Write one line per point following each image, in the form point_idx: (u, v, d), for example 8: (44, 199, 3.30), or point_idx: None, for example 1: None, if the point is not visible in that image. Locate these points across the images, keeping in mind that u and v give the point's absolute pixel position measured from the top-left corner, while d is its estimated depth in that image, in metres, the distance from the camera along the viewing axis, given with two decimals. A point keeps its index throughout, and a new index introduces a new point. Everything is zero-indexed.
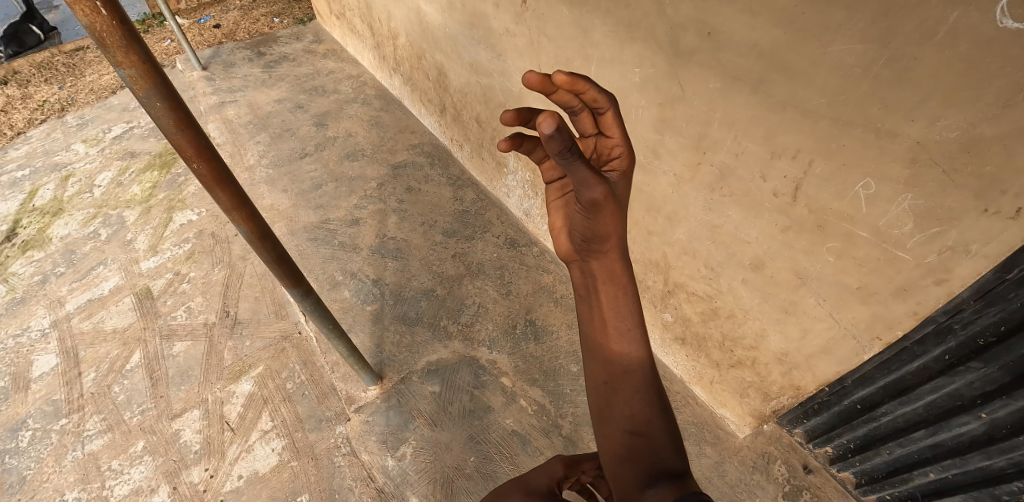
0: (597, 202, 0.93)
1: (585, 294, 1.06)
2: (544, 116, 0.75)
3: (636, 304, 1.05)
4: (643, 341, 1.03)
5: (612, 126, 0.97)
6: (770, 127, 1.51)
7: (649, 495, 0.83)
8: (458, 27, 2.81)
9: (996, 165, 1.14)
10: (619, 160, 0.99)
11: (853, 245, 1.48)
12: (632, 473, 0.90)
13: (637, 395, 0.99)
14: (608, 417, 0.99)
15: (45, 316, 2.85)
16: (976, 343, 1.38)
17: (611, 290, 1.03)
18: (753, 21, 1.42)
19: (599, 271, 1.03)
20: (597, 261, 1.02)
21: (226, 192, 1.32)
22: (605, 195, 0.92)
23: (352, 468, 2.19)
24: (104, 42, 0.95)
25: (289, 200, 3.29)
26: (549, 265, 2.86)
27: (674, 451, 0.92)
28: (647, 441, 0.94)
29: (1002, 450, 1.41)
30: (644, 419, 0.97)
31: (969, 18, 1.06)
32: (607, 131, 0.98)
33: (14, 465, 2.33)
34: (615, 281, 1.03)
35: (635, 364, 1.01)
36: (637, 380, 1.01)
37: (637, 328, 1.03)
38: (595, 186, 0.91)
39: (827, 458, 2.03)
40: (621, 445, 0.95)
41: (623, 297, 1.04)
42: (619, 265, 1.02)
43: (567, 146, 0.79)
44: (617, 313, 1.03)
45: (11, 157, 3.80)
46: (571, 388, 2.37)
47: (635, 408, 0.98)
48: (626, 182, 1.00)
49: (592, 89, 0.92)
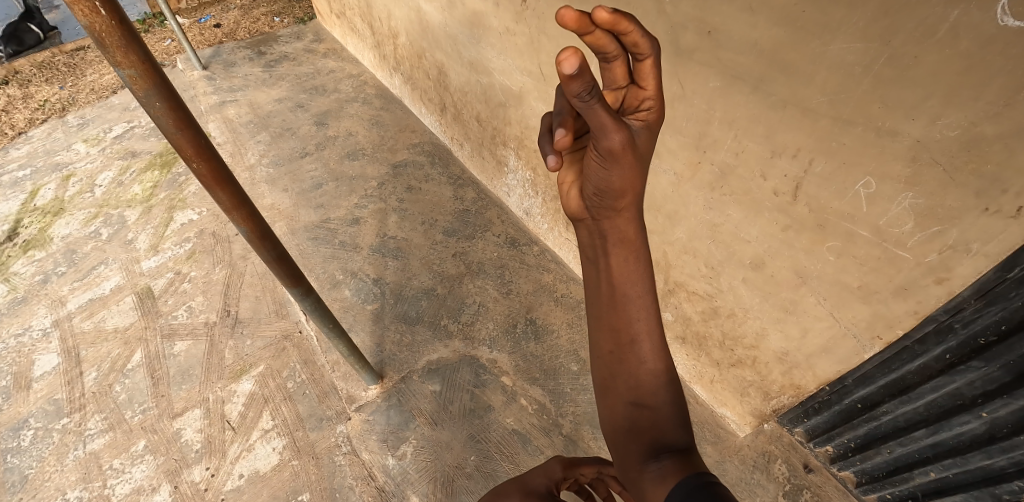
0: (615, 150, 0.80)
1: (592, 255, 0.94)
2: (567, 51, 0.67)
3: (648, 266, 0.92)
4: (654, 308, 0.92)
5: (649, 74, 0.80)
6: (771, 125, 1.51)
7: (651, 470, 0.85)
8: (458, 26, 2.81)
9: (996, 164, 1.14)
10: (650, 113, 0.84)
11: (853, 244, 1.48)
12: (634, 447, 0.89)
13: (645, 366, 0.92)
14: (611, 388, 0.93)
15: (46, 316, 2.86)
16: (976, 342, 1.38)
17: (620, 251, 0.90)
18: (753, 19, 1.42)
19: (609, 231, 0.89)
20: (609, 219, 0.89)
21: (226, 192, 1.32)
22: (626, 144, 0.79)
23: (352, 467, 2.20)
24: (103, 42, 0.95)
25: (289, 199, 3.29)
26: (549, 265, 2.86)
27: (678, 424, 0.91)
28: (652, 413, 0.91)
29: (1002, 449, 1.40)
30: (651, 391, 0.91)
31: (970, 17, 1.06)
32: (641, 81, 0.81)
33: (16, 464, 2.34)
34: (625, 243, 0.90)
35: (643, 333, 0.91)
36: (645, 350, 0.92)
37: (648, 295, 0.91)
38: (615, 133, 0.78)
39: (827, 457, 2.03)
40: (624, 417, 0.92)
41: (633, 259, 0.91)
42: (632, 226, 0.90)
43: (589, 87, 0.71)
44: (627, 280, 0.90)
45: (12, 157, 3.80)
46: (571, 387, 2.37)
47: (643, 380, 0.91)
48: (651, 135, 0.85)
49: (637, 30, 0.74)
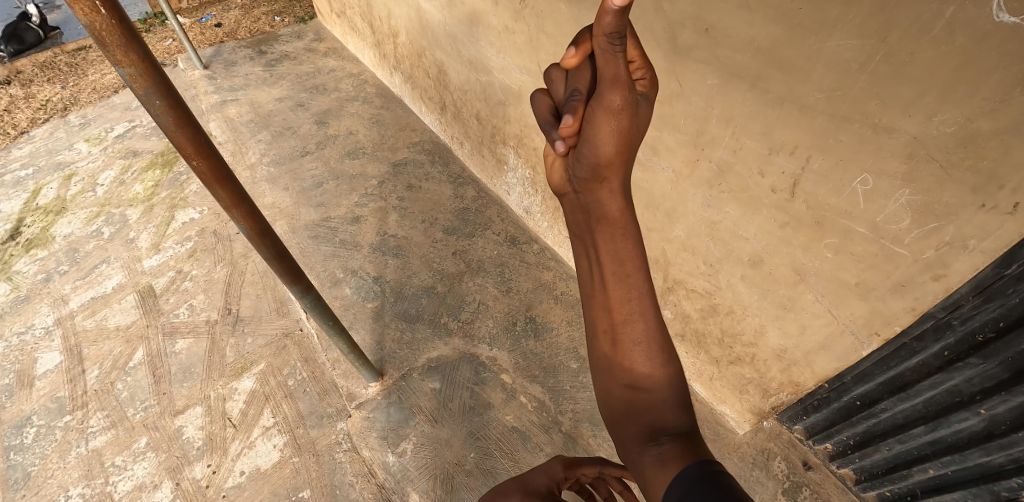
0: (616, 108, 0.81)
1: (581, 233, 0.94)
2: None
3: (639, 244, 0.91)
4: (646, 287, 0.91)
5: (631, 47, 0.85)
6: (768, 123, 1.51)
7: (651, 453, 0.85)
8: (457, 24, 2.82)
9: (993, 160, 1.14)
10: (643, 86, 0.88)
11: (850, 240, 1.48)
12: (632, 429, 0.90)
13: (640, 348, 0.91)
14: (607, 369, 0.94)
15: (48, 314, 2.87)
16: (974, 339, 1.38)
17: (606, 230, 0.89)
18: (751, 17, 1.42)
19: (594, 206, 0.89)
20: (591, 193, 0.88)
21: (226, 190, 1.32)
22: (625, 105, 0.82)
23: (352, 464, 2.21)
24: (103, 41, 0.96)
25: (290, 198, 3.30)
26: (549, 263, 2.87)
27: (677, 407, 0.91)
28: (648, 395, 0.91)
29: (1001, 446, 1.40)
30: (648, 373, 0.92)
31: (966, 13, 1.06)
32: (627, 55, 0.86)
33: (19, 462, 2.35)
34: (612, 222, 0.89)
35: (636, 313, 0.91)
36: (638, 331, 0.91)
37: (639, 274, 0.90)
38: (616, 90, 0.80)
39: (827, 454, 2.03)
40: (621, 399, 0.93)
41: (622, 239, 0.90)
42: (618, 201, 0.88)
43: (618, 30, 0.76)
44: (616, 260, 0.90)
45: (14, 157, 3.82)
46: (571, 385, 2.38)
47: (638, 362, 0.92)
48: (645, 110, 0.88)
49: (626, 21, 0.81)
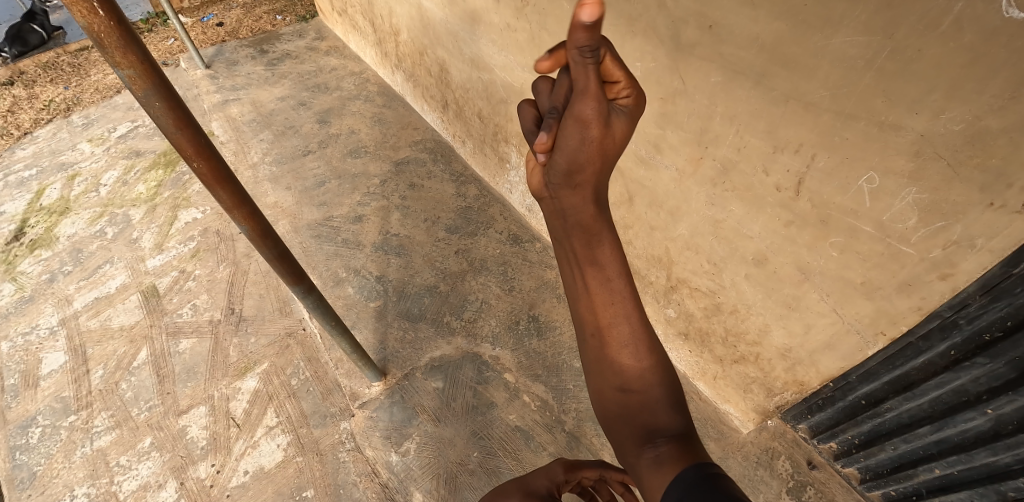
0: (587, 118, 0.82)
1: (560, 239, 0.94)
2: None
3: (617, 248, 0.91)
4: (628, 290, 0.91)
5: (614, 69, 0.84)
6: (773, 121, 1.50)
7: (649, 454, 0.85)
8: (458, 22, 2.80)
9: (1001, 158, 1.12)
10: (625, 103, 0.88)
11: (855, 239, 1.47)
12: (627, 430, 0.89)
13: (627, 350, 0.91)
14: (598, 373, 0.93)
15: (53, 314, 2.88)
16: (981, 338, 1.36)
17: (583, 235, 0.90)
18: (754, 13, 1.40)
19: (570, 212, 0.90)
20: (567, 198, 0.90)
21: (227, 191, 1.32)
22: (596, 115, 0.82)
23: (356, 463, 2.21)
24: (102, 43, 0.95)
25: (292, 198, 3.30)
26: (552, 261, 2.86)
27: (670, 407, 0.90)
28: (639, 396, 0.90)
29: (1007, 446, 1.39)
30: (636, 374, 0.90)
31: (974, 9, 1.04)
32: (610, 75, 0.85)
33: (25, 461, 2.37)
34: (587, 227, 0.90)
35: (620, 316, 0.91)
36: (624, 333, 0.91)
37: (620, 278, 0.90)
38: (590, 100, 0.81)
39: (832, 454, 2.01)
40: (614, 402, 0.91)
41: (599, 243, 0.90)
42: (591, 207, 0.90)
43: (592, 43, 0.76)
44: (595, 264, 0.90)
45: (18, 157, 3.84)
46: (574, 384, 2.37)
47: (627, 363, 0.91)
48: (625, 123, 0.87)
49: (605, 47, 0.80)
